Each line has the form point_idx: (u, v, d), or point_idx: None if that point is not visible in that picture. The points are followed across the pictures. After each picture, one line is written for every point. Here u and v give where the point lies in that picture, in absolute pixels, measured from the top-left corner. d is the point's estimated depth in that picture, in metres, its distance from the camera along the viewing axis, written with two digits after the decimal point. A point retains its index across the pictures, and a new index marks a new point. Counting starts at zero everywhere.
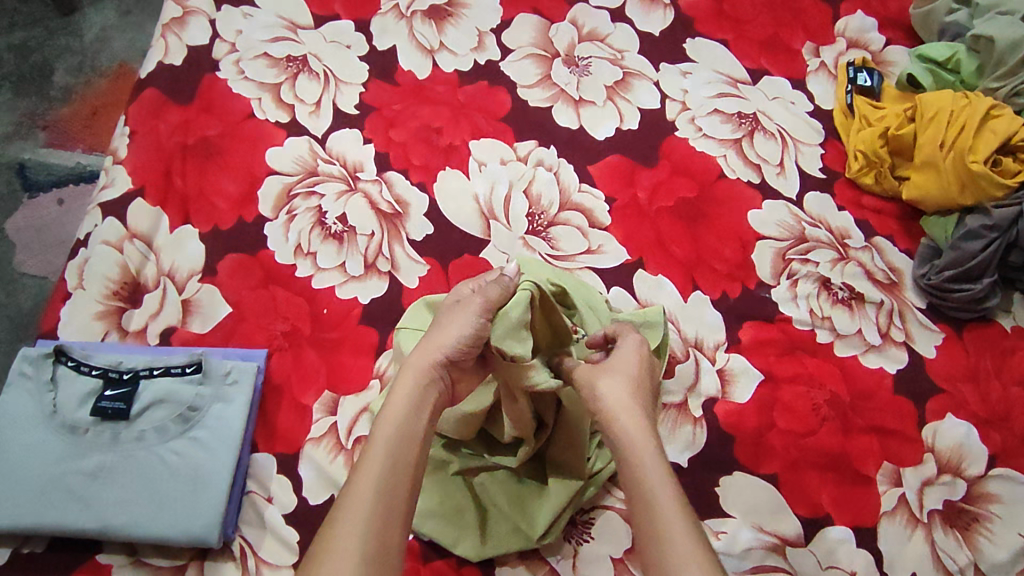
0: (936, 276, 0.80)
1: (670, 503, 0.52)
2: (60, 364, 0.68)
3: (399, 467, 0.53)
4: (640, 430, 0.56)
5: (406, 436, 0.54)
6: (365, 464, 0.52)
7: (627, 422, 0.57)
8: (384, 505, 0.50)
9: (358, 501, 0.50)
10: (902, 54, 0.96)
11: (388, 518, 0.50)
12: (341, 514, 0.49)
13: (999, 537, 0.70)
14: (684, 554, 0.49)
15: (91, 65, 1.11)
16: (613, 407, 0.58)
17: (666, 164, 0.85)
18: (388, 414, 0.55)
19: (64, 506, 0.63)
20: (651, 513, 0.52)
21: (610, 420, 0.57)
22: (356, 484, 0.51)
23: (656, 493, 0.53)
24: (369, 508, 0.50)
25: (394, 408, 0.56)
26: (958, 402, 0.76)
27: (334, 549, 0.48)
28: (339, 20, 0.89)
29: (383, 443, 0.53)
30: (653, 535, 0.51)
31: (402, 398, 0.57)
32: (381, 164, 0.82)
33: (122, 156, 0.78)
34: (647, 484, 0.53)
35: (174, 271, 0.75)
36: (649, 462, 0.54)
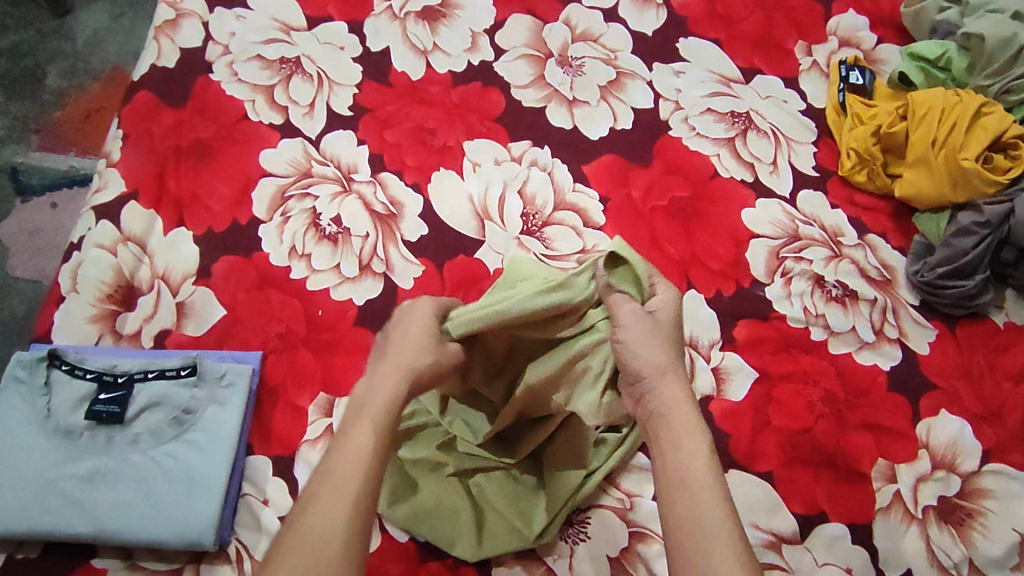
0: (930, 272, 0.80)
1: (712, 491, 0.50)
2: (53, 368, 0.68)
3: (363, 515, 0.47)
4: (682, 406, 0.54)
5: (364, 473, 0.48)
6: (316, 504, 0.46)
7: (666, 392, 0.55)
8: (330, 556, 0.44)
9: (338, 485, 0.47)
10: (893, 53, 0.96)
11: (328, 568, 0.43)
12: (318, 502, 0.46)
13: (993, 532, 0.70)
14: (718, 550, 0.47)
15: (84, 68, 1.11)
16: (656, 379, 0.55)
17: (659, 163, 0.86)
18: (341, 453, 0.49)
19: (58, 511, 0.62)
20: (692, 497, 0.49)
21: (658, 392, 0.55)
22: (332, 486, 0.47)
23: (696, 476, 0.51)
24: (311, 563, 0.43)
25: (359, 442, 0.49)
26: (952, 398, 0.76)
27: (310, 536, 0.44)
28: (332, 21, 0.89)
29: (338, 482, 0.47)
30: (694, 537, 0.48)
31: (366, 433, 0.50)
32: (375, 165, 0.82)
33: (115, 159, 0.78)
34: (689, 468, 0.51)
35: (168, 273, 0.74)
36: (687, 444, 0.52)
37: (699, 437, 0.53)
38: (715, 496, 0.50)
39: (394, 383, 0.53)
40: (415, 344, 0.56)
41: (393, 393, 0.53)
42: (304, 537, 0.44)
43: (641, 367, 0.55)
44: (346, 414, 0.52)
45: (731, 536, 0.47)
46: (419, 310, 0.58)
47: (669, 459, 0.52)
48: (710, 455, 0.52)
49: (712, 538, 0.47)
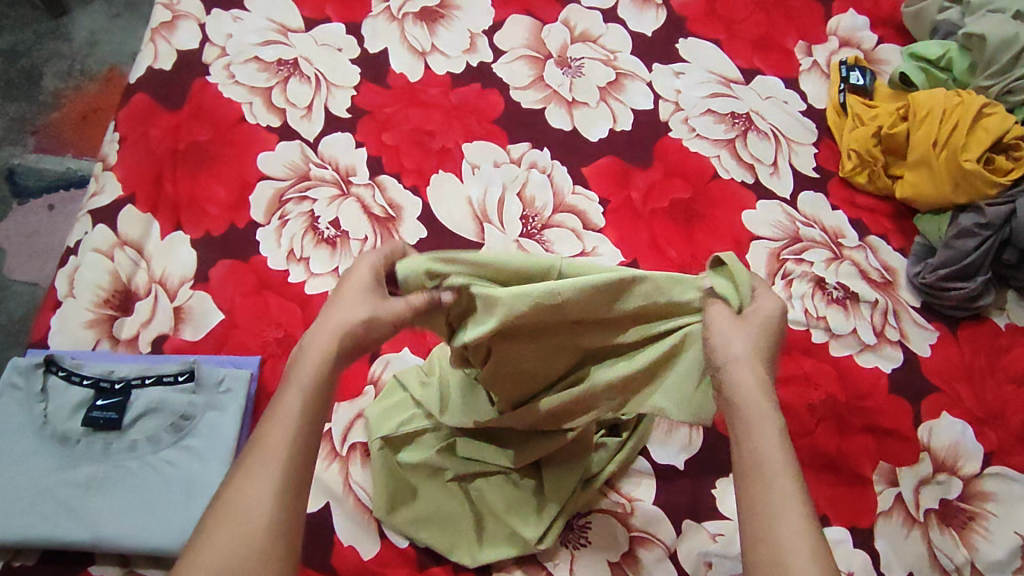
0: (931, 275, 0.80)
1: (785, 481, 0.45)
2: (50, 374, 0.67)
3: (290, 492, 0.44)
4: (758, 394, 0.49)
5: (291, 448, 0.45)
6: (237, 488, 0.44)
7: (745, 381, 0.49)
8: (247, 540, 0.42)
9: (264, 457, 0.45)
10: (894, 53, 0.96)
11: (245, 555, 0.42)
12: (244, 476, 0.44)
13: (995, 536, 0.70)
14: (800, 556, 0.42)
15: (81, 69, 1.10)
16: (737, 368, 0.50)
17: (659, 165, 0.85)
18: (268, 427, 0.46)
19: (55, 518, 0.62)
20: (766, 490, 0.45)
21: (733, 380, 0.50)
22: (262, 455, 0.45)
23: (768, 465, 0.46)
24: (232, 551, 0.42)
25: (285, 412, 0.47)
26: (954, 400, 0.76)
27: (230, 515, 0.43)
28: (330, 23, 0.88)
29: (261, 461, 0.45)
30: (765, 535, 0.44)
31: (294, 402, 0.47)
32: (373, 167, 0.81)
33: (112, 162, 0.77)
34: (760, 458, 0.46)
35: (166, 277, 0.74)
36: (764, 437, 0.47)
37: (771, 420, 0.48)
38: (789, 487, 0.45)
39: (326, 343, 0.49)
40: (366, 301, 0.50)
41: (325, 359, 0.49)
42: (226, 526, 0.43)
43: (718, 354, 0.50)
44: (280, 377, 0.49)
45: (809, 533, 0.43)
46: (364, 263, 0.52)
47: (745, 452, 0.47)
48: (786, 445, 0.47)
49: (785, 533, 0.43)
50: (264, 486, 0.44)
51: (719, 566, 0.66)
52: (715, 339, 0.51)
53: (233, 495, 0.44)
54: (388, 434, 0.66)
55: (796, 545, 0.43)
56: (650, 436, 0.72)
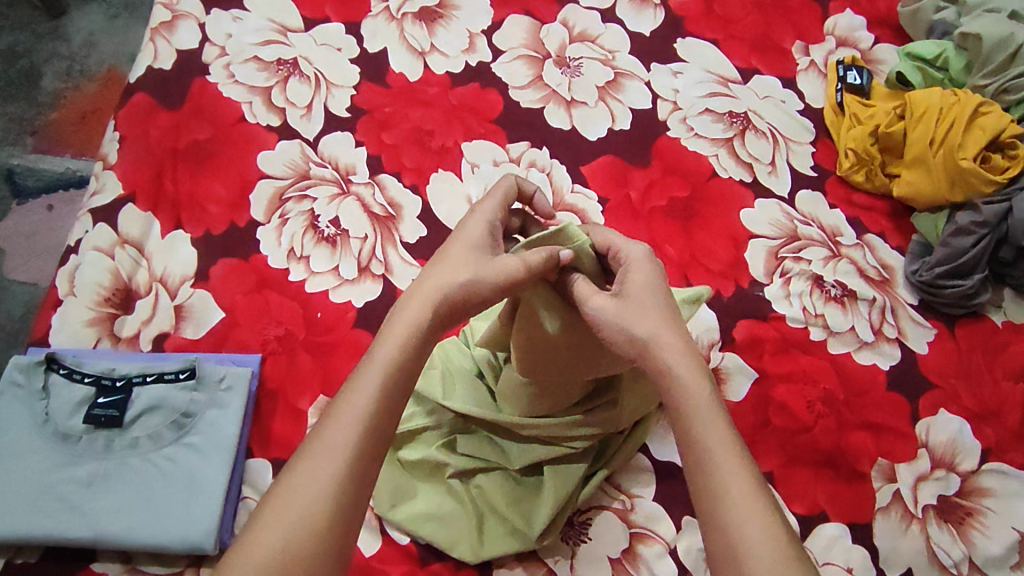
0: (928, 272, 0.80)
1: (723, 451, 0.46)
2: (51, 372, 0.67)
3: (353, 483, 0.45)
4: (691, 371, 0.50)
5: (362, 433, 0.46)
6: (300, 470, 0.44)
7: (677, 364, 0.50)
8: (312, 519, 0.43)
9: (336, 434, 0.46)
10: (890, 53, 0.96)
11: (305, 535, 0.42)
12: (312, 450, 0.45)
13: (992, 531, 0.70)
14: (748, 529, 0.43)
15: (80, 69, 1.10)
16: (667, 353, 0.51)
17: (658, 164, 0.86)
18: (341, 406, 0.47)
19: (57, 515, 0.62)
20: (703, 465, 0.46)
21: (655, 359, 0.51)
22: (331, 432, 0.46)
23: (705, 438, 0.47)
24: (292, 533, 0.42)
25: (362, 391, 0.47)
26: (951, 397, 0.77)
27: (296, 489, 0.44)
28: (329, 23, 0.89)
29: (330, 441, 0.45)
30: (716, 514, 0.45)
31: (373, 382, 0.48)
32: (373, 166, 0.82)
33: (112, 161, 0.77)
34: (697, 434, 0.47)
35: (166, 276, 0.74)
36: (710, 427, 0.47)
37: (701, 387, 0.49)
38: (727, 455, 0.46)
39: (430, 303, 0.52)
40: (476, 262, 0.55)
41: (419, 321, 0.51)
42: (290, 504, 0.43)
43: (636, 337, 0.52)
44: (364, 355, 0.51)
45: (757, 503, 0.45)
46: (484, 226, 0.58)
47: (691, 446, 0.47)
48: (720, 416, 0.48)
49: (730, 506, 0.44)
50: (331, 469, 0.44)
51: None
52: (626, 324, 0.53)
53: (297, 477, 0.44)
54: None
55: (744, 516, 0.44)
56: (649, 434, 0.72)
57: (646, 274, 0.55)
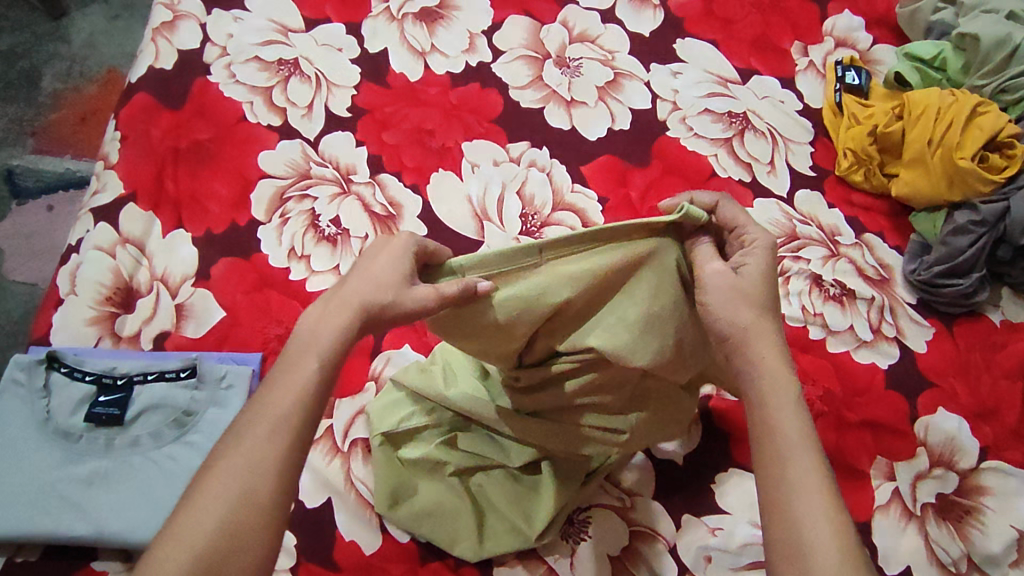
0: (926, 271, 0.81)
1: (801, 448, 0.47)
2: (52, 370, 0.67)
3: (292, 463, 0.44)
4: (778, 367, 0.50)
5: (299, 414, 0.45)
6: (230, 454, 0.43)
7: (766, 357, 0.50)
8: (251, 500, 0.42)
9: (271, 411, 0.44)
10: (889, 53, 0.97)
11: (244, 518, 0.41)
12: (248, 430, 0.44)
13: (991, 529, 0.71)
14: (818, 525, 0.44)
15: (80, 70, 1.11)
16: (753, 351, 0.50)
17: (657, 164, 0.86)
18: (276, 387, 0.46)
19: (57, 513, 0.62)
20: (781, 459, 0.47)
21: (747, 350, 0.50)
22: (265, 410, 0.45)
23: (786, 432, 0.47)
24: (228, 516, 0.41)
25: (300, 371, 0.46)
26: (950, 395, 0.77)
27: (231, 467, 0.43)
28: (330, 23, 0.89)
29: (266, 422, 0.44)
30: (784, 501, 0.45)
31: (309, 367, 0.47)
32: (374, 166, 0.82)
33: (113, 160, 0.77)
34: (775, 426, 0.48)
35: (167, 275, 0.74)
36: (786, 418, 0.48)
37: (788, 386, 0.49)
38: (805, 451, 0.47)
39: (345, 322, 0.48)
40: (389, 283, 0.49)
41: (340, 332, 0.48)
42: (223, 482, 0.42)
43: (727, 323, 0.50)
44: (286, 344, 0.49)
45: (827, 499, 0.45)
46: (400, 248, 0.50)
47: (766, 434, 0.48)
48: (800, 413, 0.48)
49: (800, 499, 0.45)
50: (269, 452, 0.43)
51: (716, 559, 0.67)
52: (717, 312, 0.51)
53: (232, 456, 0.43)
54: (388, 430, 0.67)
55: (810, 509, 0.45)
56: None
57: (765, 262, 0.52)
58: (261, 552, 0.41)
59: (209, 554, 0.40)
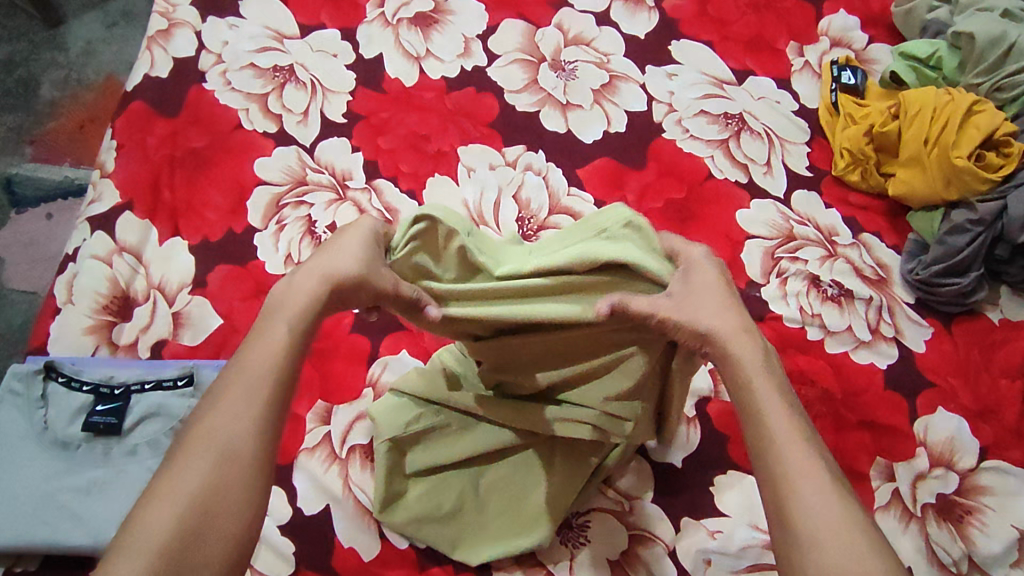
0: (924, 271, 0.81)
1: (792, 436, 0.48)
2: (50, 380, 0.68)
3: (268, 423, 0.45)
4: (759, 369, 0.51)
5: (274, 376, 0.46)
6: (213, 413, 0.44)
7: (746, 358, 0.51)
8: (236, 454, 0.43)
9: (250, 374, 0.46)
10: (884, 52, 0.97)
11: (231, 472, 0.43)
12: (225, 391, 0.45)
13: (992, 529, 0.70)
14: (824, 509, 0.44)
15: (78, 78, 1.11)
16: (733, 346, 0.51)
17: (653, 166, 0.86)
18: (251, 353, 0.47)
19: (56, 523, 0.62)
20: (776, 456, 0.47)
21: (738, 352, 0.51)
22: (240, 369, 0.46)
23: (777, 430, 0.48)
24: (210, 472, 0.42)
25: (269, 338, 0.48)
26: (949, 395, 0.77)
27: (211, 424, 0.44)
28: (325, 29, 0.89)
29: (241, 391, 0.45)
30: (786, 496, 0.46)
31: (279, 331, 0.48)
32: (370, 172, 0.82)
33: (109, 169, 0.78)
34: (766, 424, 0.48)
35: (164, 283, 0.74)
36: (787, 448, 0.47)
37: (768, 377, 0.50)
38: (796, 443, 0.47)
39: (310, 290, 0.50)
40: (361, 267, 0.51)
41: (315, 294, 0.50)
42: (204, 441, 0.43)
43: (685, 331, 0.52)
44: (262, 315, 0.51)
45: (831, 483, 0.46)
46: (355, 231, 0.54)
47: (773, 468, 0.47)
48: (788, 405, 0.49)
49: (803, 490, 0.45)
50: (245, 415, 0.45)
51: (716, 562, 0.66)
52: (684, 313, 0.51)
53: (214, 413, 0.45)
54: (396, 435, 0.65)
55: (816, 495, 0.45)
56: None
57: (707, 275, 0.53)
58: (246, 516, 0.42)
59: (190, 514, 0.41)
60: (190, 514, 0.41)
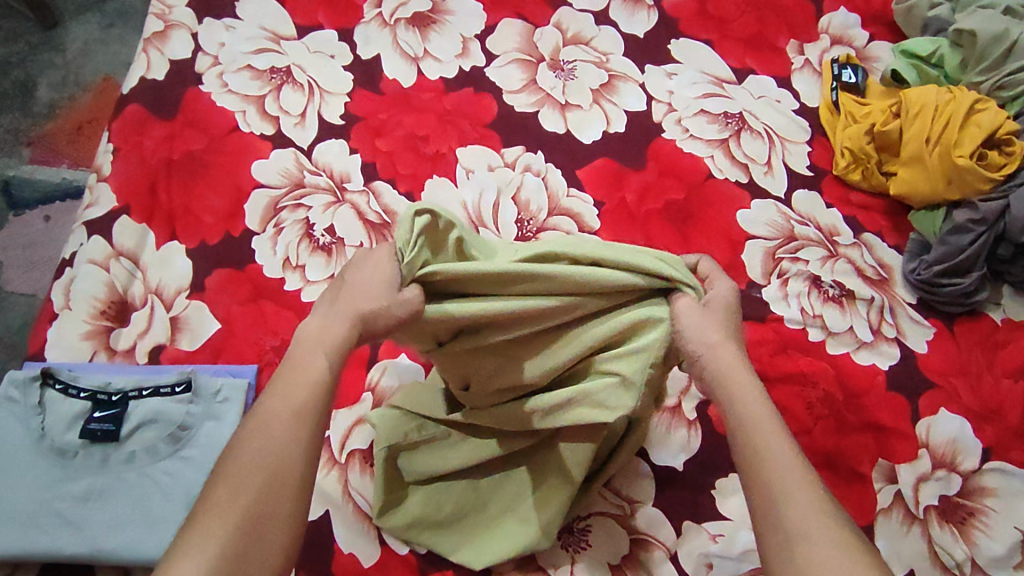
0: (926, 271, 0.80)
1: (775, 438, 0.48)
2: (48, 387, 0.67)
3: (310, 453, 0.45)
4: (742, 373, 0.52)
5: (312, 410, 0.46)
6: (252, 442, 0.44)
7: (735, 373, 0.51)
8: (279, 484, 0.43)
9: (288, 401, 0.46)
10: (885, 50, 0.96)
11: (275, 502, 0.43)
12: (262, 420, 0.45)
13: (995, 531, 0.70)
14: (808, 507, 0.45)
15: (75, 80, 1.10)
16: (724, 365, 0.52)
17: (653, 166, 0.85)
18: (294, 387, 0.47)
19: (55, 531, 0.62)
20: (757, 455, 0.47)
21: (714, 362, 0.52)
22: (278, 397, 0.46)
23: (758, 428, 0.49)
24: (253, 501, 0.42)
25: (308, 369, 0.48)
26: (951, 396, 0.76)
27: (251, 453, 0.44)
28: (322, 29, 0.88)
29: (284, 417, 0.45)
30: (767, 496, 0.46)
31: (318, 363, 0.48)
32: (368, 173, 0.81)
33: (106, 173, 0.77)
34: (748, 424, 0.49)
35: (161, 288, 0.74)
36: (780, 453, 0.47)
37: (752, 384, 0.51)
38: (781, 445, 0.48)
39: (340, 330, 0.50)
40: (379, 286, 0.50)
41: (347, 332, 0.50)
42: (242, 469, 0.43)
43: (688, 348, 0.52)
44: (291, 348, 0.50)
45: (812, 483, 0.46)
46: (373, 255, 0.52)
47: (764, 475, 0.46)
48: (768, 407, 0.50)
49: (787, 492, 0.45)
50: (287, 446, 0.44)
51: (718, 566, 0.66)
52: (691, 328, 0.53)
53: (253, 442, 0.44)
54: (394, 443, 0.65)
55: (797, 491, 0.45)
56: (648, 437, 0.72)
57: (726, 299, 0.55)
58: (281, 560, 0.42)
59: (232, 553, 0.40)
60: (230, 551, 0.40)
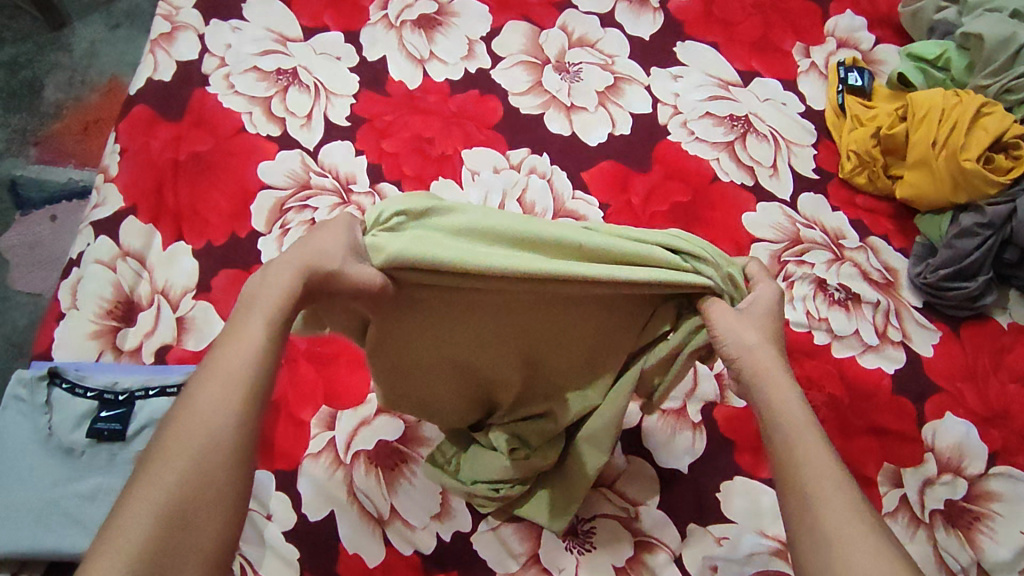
0: (932, 275, 0.80)
1: (806, 436, 0.48)
2: (54, 387, 0.68)
3: (247, 417, 0.43)
4: (774, 368, 0.52)
5: (250, 374, 0.43)
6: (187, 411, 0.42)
7: (767, 369, 0.52)
8: (212, 452, 0.41)
9: (223, 363, 0.43)
10: (891, 53, 0.96)
11: (207, 472, 0.40)
12: (197, 387, 0.42)
13: (1001, 536, 0.70)
14: (836, 501, 0.45)
15: (82, 80, 1.11)
16: (754, 363, 0.52)
17: (659, 168, 0.85)
18: (225, 353, 0.44)
19: (62, 530, 0.62)
20: (791, 447, 0.48)
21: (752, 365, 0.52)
22: (218, 358, 0.44)
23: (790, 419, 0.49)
24: (185, 469, 0.40)
25: (247, 333, 0.45)
26: (957, 400, 0.76)
27: (186, 421, 0.41)
28: (328, 31, 0.89)
29: (219, 381, 0.43)
30: (796, 491, 0.47)
31: (256, 326, 0.45)
32: (374, 175, 0.82)
33: (113, 173, 0.78)
34: (783, 415, 0.49)
35: (168, 288, 0.74)
36: (816, 462, 0.47)
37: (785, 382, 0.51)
38: (811, 443, 0.48)
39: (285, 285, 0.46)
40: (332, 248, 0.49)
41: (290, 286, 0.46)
42: (178, 438, 0.41)
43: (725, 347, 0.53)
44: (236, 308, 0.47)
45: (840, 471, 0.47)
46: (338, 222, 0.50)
47: (792, 474, 0.47)
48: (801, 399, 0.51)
49: (817, 489, 0.46)
50: (221, 410, 0.42)
51: (722, 570, 0.66)
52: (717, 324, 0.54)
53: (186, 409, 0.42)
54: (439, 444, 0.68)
55: (824, 487, 0.46)
56: (653, 441, 0.72)
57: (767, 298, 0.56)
58: (222, 533, 0.40)
59: (166, 516, 0.38)
60: (164, 522, 0.38)
